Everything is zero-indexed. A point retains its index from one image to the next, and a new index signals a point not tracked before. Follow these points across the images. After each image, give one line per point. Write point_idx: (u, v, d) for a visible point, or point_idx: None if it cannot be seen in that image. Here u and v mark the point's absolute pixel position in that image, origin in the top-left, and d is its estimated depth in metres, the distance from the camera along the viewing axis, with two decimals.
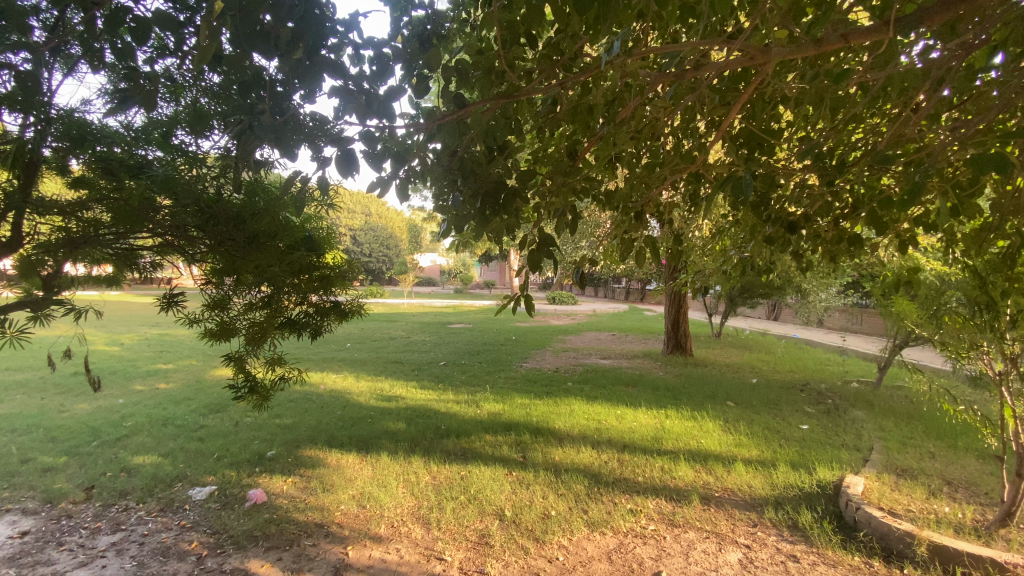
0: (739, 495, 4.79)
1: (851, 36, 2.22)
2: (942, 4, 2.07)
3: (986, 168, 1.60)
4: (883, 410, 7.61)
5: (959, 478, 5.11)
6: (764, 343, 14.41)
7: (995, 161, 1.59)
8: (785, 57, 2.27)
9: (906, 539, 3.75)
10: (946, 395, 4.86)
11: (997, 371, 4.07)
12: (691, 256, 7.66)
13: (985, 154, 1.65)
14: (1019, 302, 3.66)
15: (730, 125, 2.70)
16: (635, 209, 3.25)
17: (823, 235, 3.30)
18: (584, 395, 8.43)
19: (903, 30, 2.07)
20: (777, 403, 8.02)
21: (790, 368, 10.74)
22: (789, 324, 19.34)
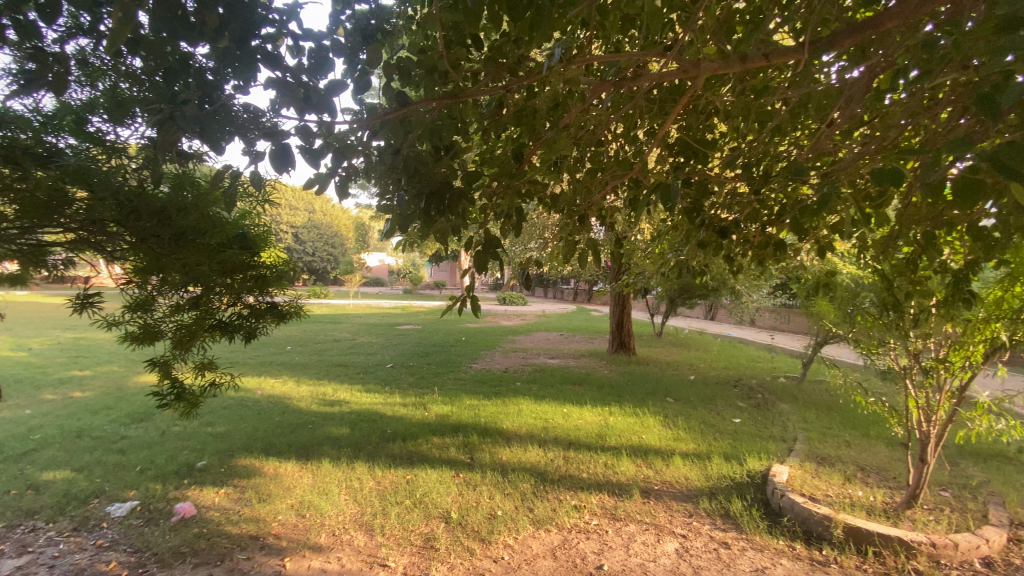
0: (677, 487, 5.01)
1: (772, 56, 2.38)
2: (851, 30, 2.26)
3: (880, 181, 1.74)
4: (807, 403, 8.20)
5: (871, 464, 5.58)
6: (701, 341, 15.14)
7: (889, 175, 1.72)
8: (715, 72, 2.41)
9: (824, 523, 4.03)
10: (859, 387, 5.31)
11: (903, 365, 4.50)
12: (634, 258, 7.92)
13: (884, 169, 1.79)
14: (920, 303, 4.07)
15: (667, 133, 2.82)
16: (579, 213, 3.31)
17: (752, 240, 3.49)
18: (532, 394, 8.51)
19: (816, 52, 2.25)
20: (713, 399, 8.44)
21: (725, 365, 11.33)
22: (724, 323, 20.40)
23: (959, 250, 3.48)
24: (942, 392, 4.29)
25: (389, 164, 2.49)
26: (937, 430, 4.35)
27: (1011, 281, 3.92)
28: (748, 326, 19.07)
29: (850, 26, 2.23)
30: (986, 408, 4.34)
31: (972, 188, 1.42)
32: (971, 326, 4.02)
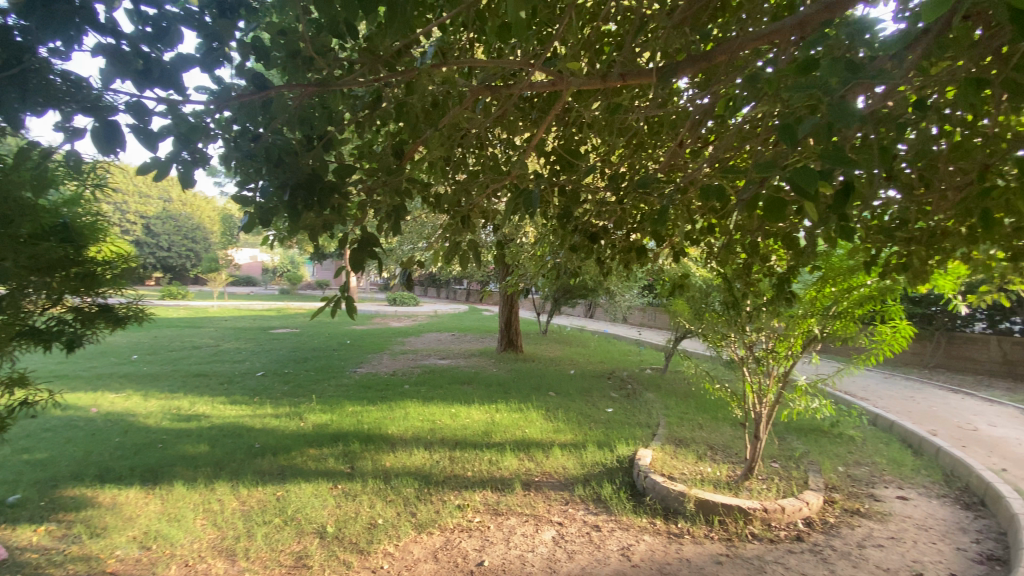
0: (555, 477, 5.26)
1: (627, 77, 2.59)
2: (691, 59, 2.50)
3: (706, 197, 1.96)
4: (670, 392, 9.11)
5: (718, 442, 6.37)
6: (581, 338, 16.07)
7: (714, 190, 1.96)
8: (580, 86, 2.58)
9: (680, 498, 4.50)
10: (708, 376, 6.04)
11: (741, 355, 5.24)
12: (519, 259, 8.16)
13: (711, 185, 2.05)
14: (754, 302, 4.80)
15: (539, 140, 2.94)
16: (461, 213, 3.20)
17: (620, 245, 3.72)
18: (418, 397, 8.35)
19: (663, 77, 2.48)
20: (590, 391, 9.00)
21: (601, 359, 12.15)
22: (602, 321, 21.88)
23: (782, 257, 4.07)
24: (770, 377, 5.06)
25: (249, 153, 2.30)
26: (766, 410, 5.13)
27: (822, 283, 4.70)
28: (622, 322, 20.68)
29: (693, 57, 2.47)
30: (803, 390, 5.20)
31: (777, 205, 1.67)
32: (792, 320, 4.80)
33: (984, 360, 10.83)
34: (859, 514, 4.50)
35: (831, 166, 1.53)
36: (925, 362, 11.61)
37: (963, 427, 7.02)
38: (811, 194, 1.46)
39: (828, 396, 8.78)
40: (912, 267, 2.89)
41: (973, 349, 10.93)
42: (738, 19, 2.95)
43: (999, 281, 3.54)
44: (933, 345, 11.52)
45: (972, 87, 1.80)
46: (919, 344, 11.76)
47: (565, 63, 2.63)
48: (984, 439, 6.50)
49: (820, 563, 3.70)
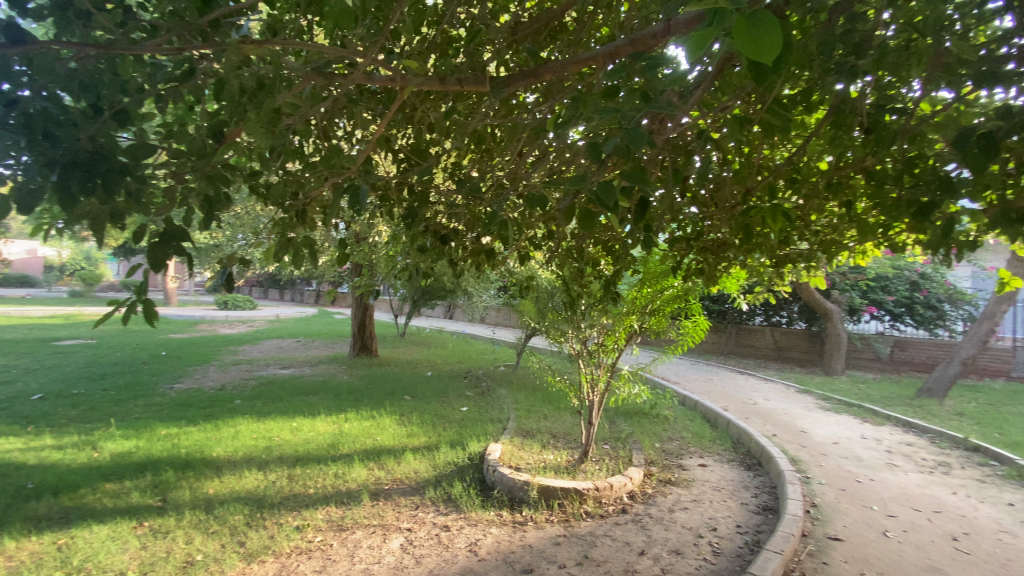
0: (406, 483, 5.15)
1: (464, 83, 2.64)
2: (520, 74, 2.62)
3: (531, 205, 2.06)
4: (519, 387, 9.55)
5: (560, 431, 6.88)
6: (437, 339, 15.99)
7: (538, 199, 2.06)
8: (418, 87, 2.58)
9: (524, 487, 4.76)
10: (551, 370, 6.49)
11: (578, 349, 5.75)
12: (370, 259, 7.82)
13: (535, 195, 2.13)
14: (587, 300, 5.34)
15: (379, 137, 2.85)
16: (296, 207, 2.89)
17: (469, 247, 3.75)
18: (253, 412, 7.50)
19: (495, 87, 2.57)
20: (444, 392, 9.00)
21: (456, 360, 12.23)
22: (459, 322, 22.09)
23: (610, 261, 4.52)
24: (600, 367, 5.65)
25: (1, 122, 1.94)
26: (598, 397, 5.70)
27: (642, 285, 5.37)
28: (479, 323, 21.11)
29: (523, 72, 2.59)
30: (626, 377, 5.90)
31: (588, 217, 1.84)
32: (618, 318, 5.41)
33: (761, 347, 13.40)
34: (670, 483, 5.24)
35: (628, 183, 1.72)
36: (722, 350, 13.99)
37: (747, 402, 8.61)
38: (612, 208, 1.63)
39: (650, 382, 10.05)
40: (707, 272, 3.42)
41: (755, 337, 13.48)
42: (569, 42, 3.22)
43: (767, 284, 4.42)
44: (727, 335, 13.91)
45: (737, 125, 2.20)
46: (718, 334, 14.10)
47: (403, 61, 2.61)
48: (760, 410, 8.05)
49: (639, 530, 4.21)
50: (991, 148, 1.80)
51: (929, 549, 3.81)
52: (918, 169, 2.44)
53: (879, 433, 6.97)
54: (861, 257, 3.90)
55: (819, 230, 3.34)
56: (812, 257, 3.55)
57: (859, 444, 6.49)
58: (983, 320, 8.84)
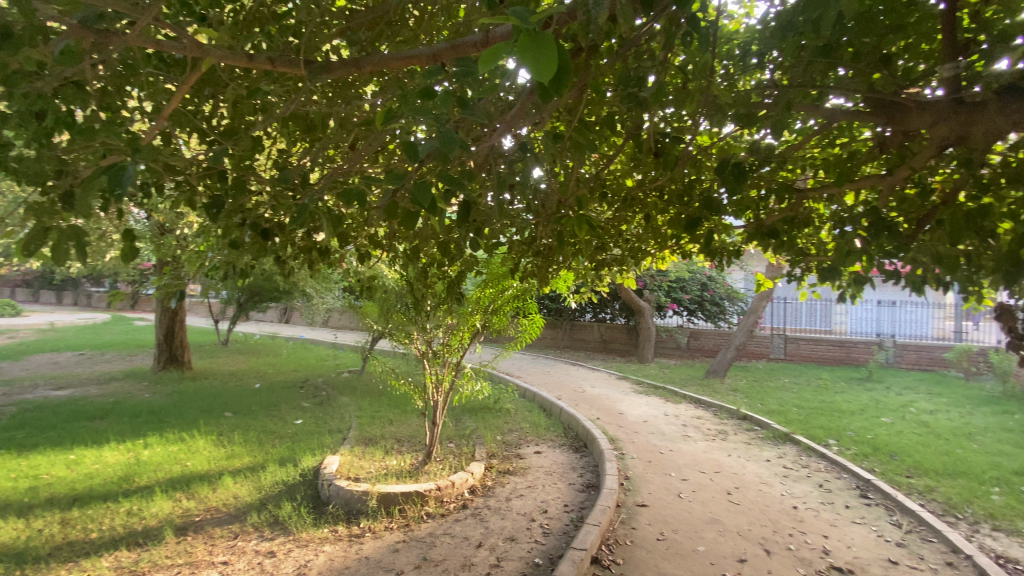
0: (223, 511, 4.54)
1: (277, 64, 2.43)
2: (341, 63, 2.48)
3: (348, 200, 1.97)
4: (361, 393, 9.11)
5: (404, 434, 6.73)
6: (269, 346, 14.43)
7: (355, 195, 1.97)
8: (219, 60, 2.30)
9: (362, 498, 4.56)
10: (394, 373, 6.32)
11: (422, 350, 5.78)
12: (180, 255, 6.72)
13: (353, 189, 2.03)
14: (431, 298, 5.36)
15: (172, 113, 2.46)
16: (58, 189, 2.34)
17: (298, 245, 3.44)
18: (9, 446, 5.91)
19: (311, 74, 2.39)
20: (274, 405, 8.15)
21: (292, 368, 11.18)
22: (296, 326, 20.27)
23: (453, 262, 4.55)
24: (445, 367, 5.78)
25: None
26: (442, 397, 5.82)
27: (484, 286, 5.54)
28: (320, 326, 19.60)
29: (344, 61, 2.46)
30: (469, 375, 6.04)
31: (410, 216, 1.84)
32: (463, 317, 5.56)
33: (590, 340, 14.87)
34: (508, 473, 5.50)
35: (445, 185, 1.74)
36: (558, 344, 15.17)
37: (578, 391, 9.46)
38: (427, 209, 1.64)
39: (493, 379, 10.43)
40: (540, 274, 3.65)
41: (585, 331, 14.90)
42: (407, 40, 3.17)
43: (591, 285, 4.90)
44: (562, 331, 15.12)
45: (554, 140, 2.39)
46: (555, 331, 15.25)
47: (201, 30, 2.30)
48: (588, 397, 8.92)
49: (477, 524, 4.33)
50: (741, 175, 2.24)
51: (710, 503, 4.62)
52: (698, 190, 2.92)
53: (678, 410, 8.25)
54: (662, 262, 4.56)
55: (629, 238, 3.82)
56: (626, 262, 4.03)
57: (664, 420, 7.60)
58: (750, 313, 11.03)
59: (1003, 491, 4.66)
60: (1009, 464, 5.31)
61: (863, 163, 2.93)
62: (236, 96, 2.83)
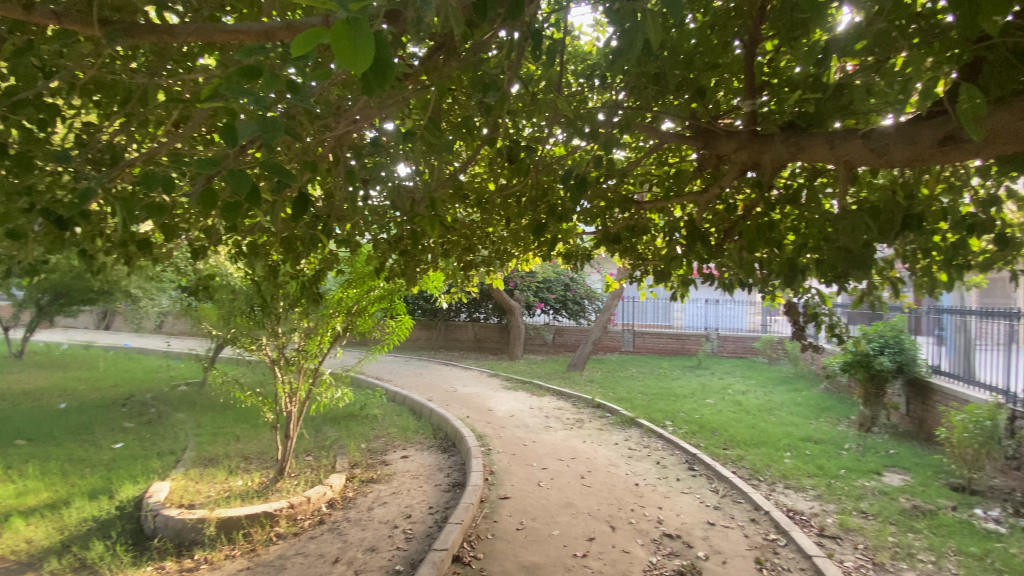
0: (4, 564, 3.68)
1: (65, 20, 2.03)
2: (151, 28, 2.13)
3: (150, 184, 1.71)
4: (202, 407, 8.04)
5: (253, 451, 6.09)
6: (79, 357, 12.02)
7: (160, 180, 1.74)
8: None
9: (198, 526, 4.03)
10: (240, 384, 5.68)
11: (273, 357, 5.26)
12: None
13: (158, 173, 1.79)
14: (285, 299, 4.92)
15: None
16: None
17: (111, 237, 2.92)
18: None
19: (109, 37, 2.03)
20: (85, 428, 6.81)
21: (111, 382, 9.46)
22: (118, 333, 17.18)
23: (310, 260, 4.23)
24: (301, 374, 5.36)
25: None
26: (296, 407, 5.39)
27: (346, 286, 5.25)
28: (150, 333, 16.88)
29: (153, 27, 2.12)
30: (328, 383, 5.66)
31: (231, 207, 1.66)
32: (323, 318, 5.22)
33: (464, 340, 14.97)
34: (371, 481, 5.28)
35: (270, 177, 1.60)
36: (432, 345, 14.99)
37: (448, 390, 9.43)
38: (245, 199, 1.49)
39: (360, 383, 9.96)
40: (405, 273, 3.56)
41: (460, 331, 14.95)
42: (252, 15, 2.87)
43: (460, 285, 4.90)
44: (436, 332, 14.98)
45: (406, 137, 2.32)
46: (428, 331, 15.08)
47: None
48: (458, 397, 8.95)
49: (335, 538, 4.10)
50: (582, 185, 2.39)
51: (565, 488, 4.94)
52: (552, 194, 3.08)
53: (542, 403, 8.68)
54: (527, 264, 4.75)
55: (495, 240, 3.91)
56: (492, 262, 4.12)
57: (528, 414, 7.92)
58: (604, 311, 12.03)
59: (791, 454, 5.72)
60: (796, 432, 6.53)
61: (690, 180, 3.37)
62: (14, 54, 2.31)
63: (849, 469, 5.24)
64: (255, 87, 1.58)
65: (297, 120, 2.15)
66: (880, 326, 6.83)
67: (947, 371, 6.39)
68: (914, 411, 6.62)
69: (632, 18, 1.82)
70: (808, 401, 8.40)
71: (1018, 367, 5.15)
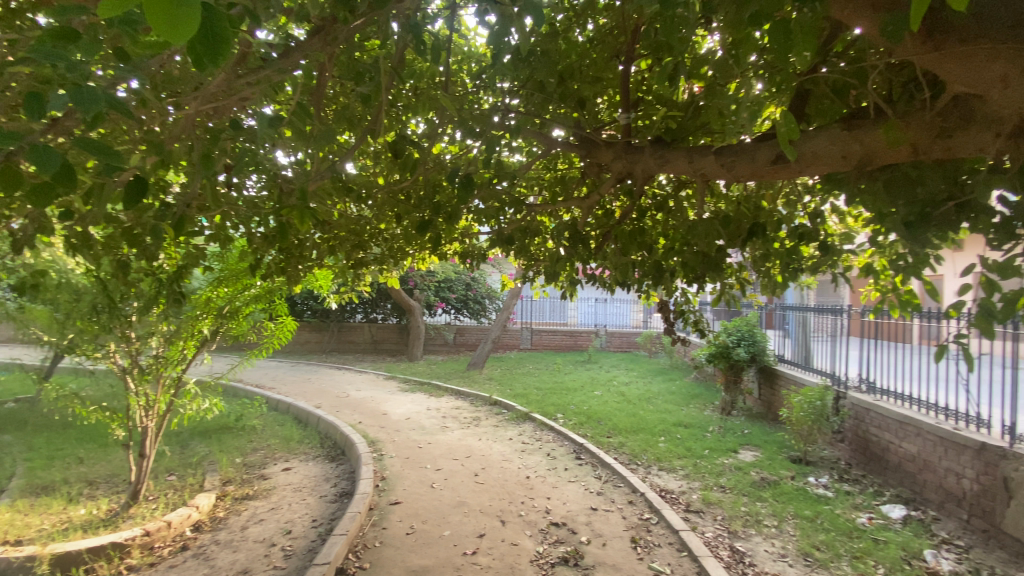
0: None
1: None
2: None
3: None
4: (34, 425, 6.80)
5: (102, 473, 5.29)
6: None
7: None
8: None
9: (24, 566, 3.42)
10: (82, 399, 4.90)
11: (124, 365, 4.60)
12: None
13: None
14: (141, 300, 4.33)
15: None
16: None
17: None
18: None
19: None
20: None
21: None
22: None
23: (172, 256, 3.76)
24: (159, 385, 4.78)
25: None
26: (153, 422, 4.80)
27: (216, 285, 4.75)
28: None
29: None
30: (192, 393, 5.09)
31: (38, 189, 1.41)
32: (187, 322, 4.68)
33: (360, 342, 14.34)
34: (246, 498, 4.84)
35: (92, 155, 1.40)
36: (324, 348, 14.15)
37: (338, 396, 8.96)
38: (52, 178, 1.27)
39: (240, 390, 9.10)
40: (287, 272, 3.30)
41: (355, 333, 14.30)
42: None
43: (351, 285, 4.66)
44: (329, 334, 14.16)
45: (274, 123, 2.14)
46: (319, 333, 14.21)
47: None
48: (350, 402, 8.53)
49: (201, 565, 3.70)
50: (468, 184, 2.36)
51: (458, 488, 4.94)
52: (442, 192, 3.02)
53: (438, 404, 8.58)
54: (423, 262, 4.66)
55: (388, 238, 3.78)
56: (383, 261, 3.97)
57: (425, 415, 7.79)
58: (503, 310, 12.23)
59: (666, 439, 6.27)
60: (669, 418, 7.18)
61: (577, 185, 3.55)
62: None
63: (712, 449, 5.88)
64: (73, 54, 1.37)
65: (143, 96, 1.90)
66: (739, 321, 7.72)
67: (791, 359, 7.41)
68: (765, 395, 7.61)
69: (504, 19, 1.86)
70: (681, 389, 9.28)
71: (871, 357, 5.71)
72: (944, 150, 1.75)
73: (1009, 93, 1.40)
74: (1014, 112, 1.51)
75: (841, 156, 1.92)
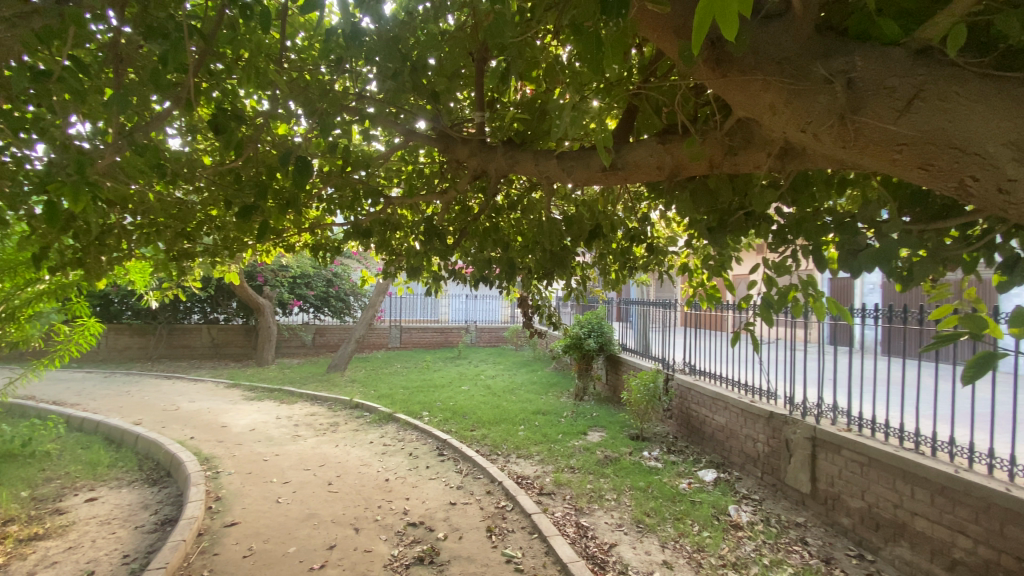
0: None
1: None
2: None
3: None
4: None
5: None
6: None
7: None
8: None
9: None
10: None
11: None
12: None
13: None
14: None
15: None
16: None
17: None
18: None
19: None
20: None
21: None
22: None
23: None
24: None
25: None
26: None
27: None
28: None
29: None
30: None
31: None
32: None
33: (197, 346, 12.60)
34: (34, 539, 3.95)
35: None
36: (148, 355, 12.14)
37: (166, 409, 7.76)
38: None
39: (28, 410, 7.38)
40: (86, 264, 2.75)
41: (189, 337, 12.50)
42: None
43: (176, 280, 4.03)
44: (156, 338, 12.19)
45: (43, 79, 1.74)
46: (143, 337, 12.16)
47: None
48: (181, 415, 7.43)
49: None
50: (306, 170, 2.14)
51: (308, 499, 4.59)
52: (282, 180, 2.73)
53: (290, 410, 7.90)
54: (268, 256, 4.21)
55: (222, 226, 3.34)
56: (217, 253, 3.51)
57: (273, 425, 7.09)
58: (368, 307, 11.64)
59: (525, 427, 6.55)
60: (529, 407, 7.52)
61: (436, 179, 3.51)
62: None
63: (565, 433, 6.30)
64: None
65: None
66: (590, 314, 8.35)
67: (633, 348, 8.24)
68: (612, 380, 8.37)
69: None
70: (541, 380, 9.78)
71: (695, 345, 6.58)
72: (732, 165, 2.05)
73: (776, 120, 1.53)
74: (780, 137, 1.73)
75: (657, 166, 2.18)
